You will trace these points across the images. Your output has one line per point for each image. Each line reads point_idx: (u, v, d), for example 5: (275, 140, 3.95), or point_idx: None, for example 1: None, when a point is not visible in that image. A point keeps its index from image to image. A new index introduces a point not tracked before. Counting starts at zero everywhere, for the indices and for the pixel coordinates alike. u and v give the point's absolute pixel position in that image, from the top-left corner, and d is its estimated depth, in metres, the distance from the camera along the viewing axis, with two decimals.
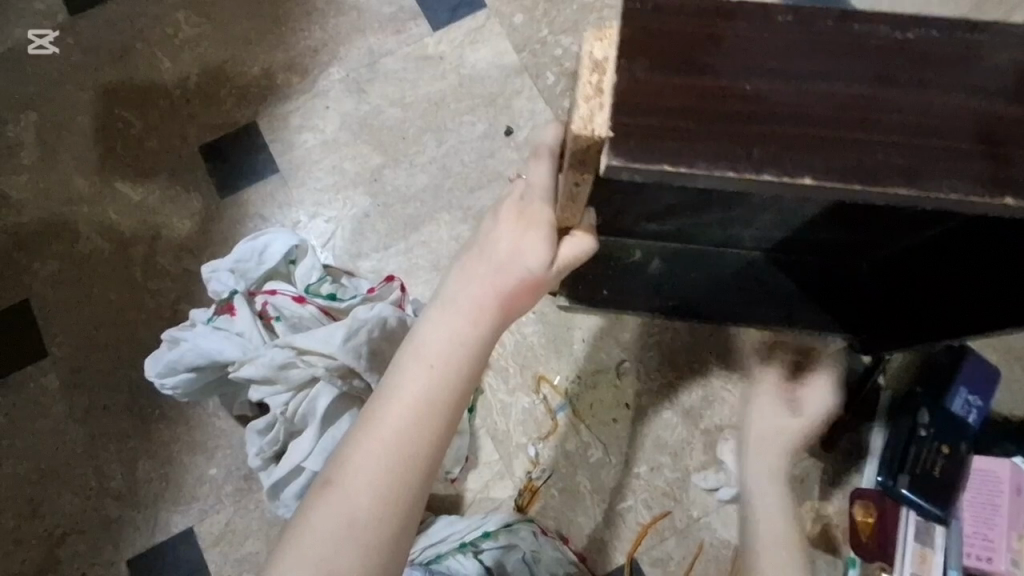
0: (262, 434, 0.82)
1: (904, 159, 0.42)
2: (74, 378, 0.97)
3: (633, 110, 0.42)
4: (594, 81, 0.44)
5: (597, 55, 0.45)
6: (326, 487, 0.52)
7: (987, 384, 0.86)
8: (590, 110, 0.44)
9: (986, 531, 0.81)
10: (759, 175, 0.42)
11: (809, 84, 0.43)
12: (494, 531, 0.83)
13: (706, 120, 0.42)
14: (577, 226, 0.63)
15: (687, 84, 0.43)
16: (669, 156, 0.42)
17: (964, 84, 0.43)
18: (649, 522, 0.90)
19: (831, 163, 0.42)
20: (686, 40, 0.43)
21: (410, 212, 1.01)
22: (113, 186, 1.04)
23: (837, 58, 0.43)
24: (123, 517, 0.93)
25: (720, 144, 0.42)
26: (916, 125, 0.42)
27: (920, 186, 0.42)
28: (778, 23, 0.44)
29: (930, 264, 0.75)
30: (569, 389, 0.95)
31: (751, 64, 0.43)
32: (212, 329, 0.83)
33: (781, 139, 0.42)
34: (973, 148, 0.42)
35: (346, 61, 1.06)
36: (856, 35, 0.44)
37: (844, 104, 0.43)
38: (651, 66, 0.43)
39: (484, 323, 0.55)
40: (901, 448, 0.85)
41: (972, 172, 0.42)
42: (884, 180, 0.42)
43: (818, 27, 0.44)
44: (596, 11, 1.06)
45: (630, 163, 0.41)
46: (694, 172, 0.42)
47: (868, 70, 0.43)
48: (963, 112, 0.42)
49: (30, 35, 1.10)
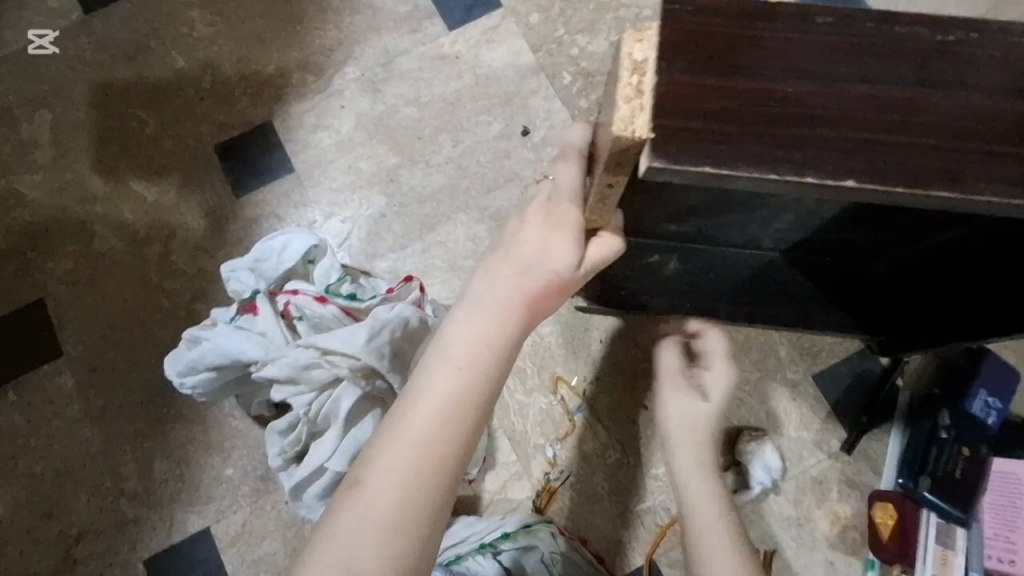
0: (283, 434, 0.82)
1: (945, 162, 0.42)
2: (89, 378, 0.97)
3: (673, 110, 0.42)
4: (634, 82, 0.44)
5: (637, 56, 0.44)
6: (354, 488, 0.52)
7: (1008, 386, 0.86)
8: (632, 111, 0.43)
9: (1008, 532, 0.82)
10: (801, 177, 0.42)
11: (849, 86, 0.43)
12: (514, 532, 0.83)
13: (747, 122, 0.42)
14: (604, 228, 0.63)
15: (728, 85, 0.42)
16: (710, 157, 0.42)
17: (1005, 86, 0.43)
18: (668, 523, 0.90)
19: (872, 166, 0.42)
20: (726, 41, 0.43)
21: (427, 212, 1.01)
22: (126, 186, 1.03)
23: (877, 59, 0.43)
24: (140, 517, 0.93)
25: (761, 146, 0.42)
26: (957, 127, 0.42)
27: (960, 189, 0.42)
28: (816, 25, 0.43)
29: (946, 265, 0.75)
30: (586, 390, 0.94)
31: (791, 65, 0.43)
32: (233, 328, 0.82)
33: (822, 141, 0.42)
34: (1014, 149, 0.42)
35: (361, 60, 1.06)
36: (896, 37, 0.43)
37: (885, 106, 0.42)
38: (691, 67, 0.43)
39: (512, 324, 0.55)
40: (921, 448, 0.86)
41: (1013, 173, 0.42)
42: (924, 183, 0.42)
43: (859, 28, 0.44)
44: (612, 10, 1.05)
45: (672, 163, 0.42)
46: (735, 173, 0.42)
47: (907, 72, 0.43)
48: (1005, 113, 0.42)
49: (30, 35, 1.09)
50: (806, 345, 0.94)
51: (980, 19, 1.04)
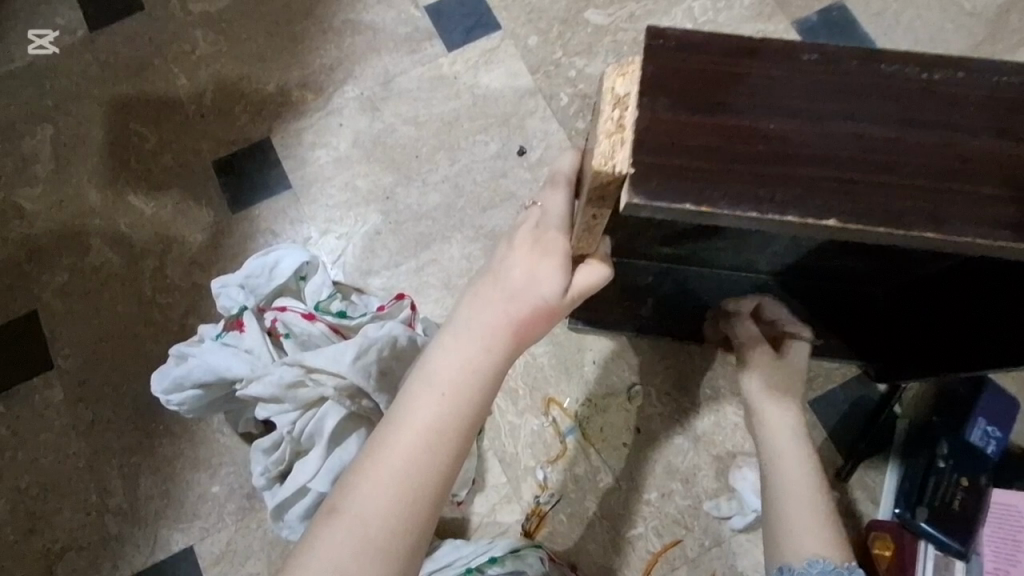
0: (267, 453, 0.81)
1: (929, 203, 0.42)
2: (79, 391, 0.96)
3: (654, 146, 0.42)
4: (615, 117, 0.45)
5: (619, 91, 0.45)
6: (331, 515, 0.51)
7: (1008, 418, 0.85)
8: (612, 146, 0.44)
9: (1008, 567, 0.79)
10: (782, 216, 0.41)
11: (833, 124, 0.42)
12: (501, 557, 0.80)
13: (730, 158, 0.42)
14: (591, 255, 0.62)
15: (711, 122, 0.42)
16: (691, 195, 0.41)
17: (987, 124, 0.42)
18: (660, 551, 0.88)
19: (856, 206, 0.42)
20: (710, 77, 0.43)
21: (422, 230, 1.01)
22: (124, 200, 1.04)
23: (862, 98, 0.43)
24: (124, 533, 0.91)
25: (744, 184, 0.42)
26: (942, 167, 0.42)
27: (943, 230, 0.41)
28: (802, 62, 0.43)
29: (939, 296, 0.74)
30: (578, 412, 0.93)
31: (773, 103, 0.43)
32: (220, 346, 0.82)
33: (806, 180, 0.42)
34: (1000, 192, 0.42)
35: (360, 79, 1.07)
36: (881, 74, 0.43)
37: (868, 144, 0.42)
38: (673, 102, 0.43)
39: (497, 350, 0.55)
40: (919, 478, 0.84)
41: (997, 216, 0.42)
42: (907, 224, 0.41)
43: (843, 65, 0.43)
44: (611, 33, 1.07)
45: (652, 201, 0.42)
46: (716, 212, 0.42)
47: (891, 110, 0.43)
48: (988, 152, 0.42)
49: (30, 35, 1.12)
50: None
51: (976, 47, 1.04)
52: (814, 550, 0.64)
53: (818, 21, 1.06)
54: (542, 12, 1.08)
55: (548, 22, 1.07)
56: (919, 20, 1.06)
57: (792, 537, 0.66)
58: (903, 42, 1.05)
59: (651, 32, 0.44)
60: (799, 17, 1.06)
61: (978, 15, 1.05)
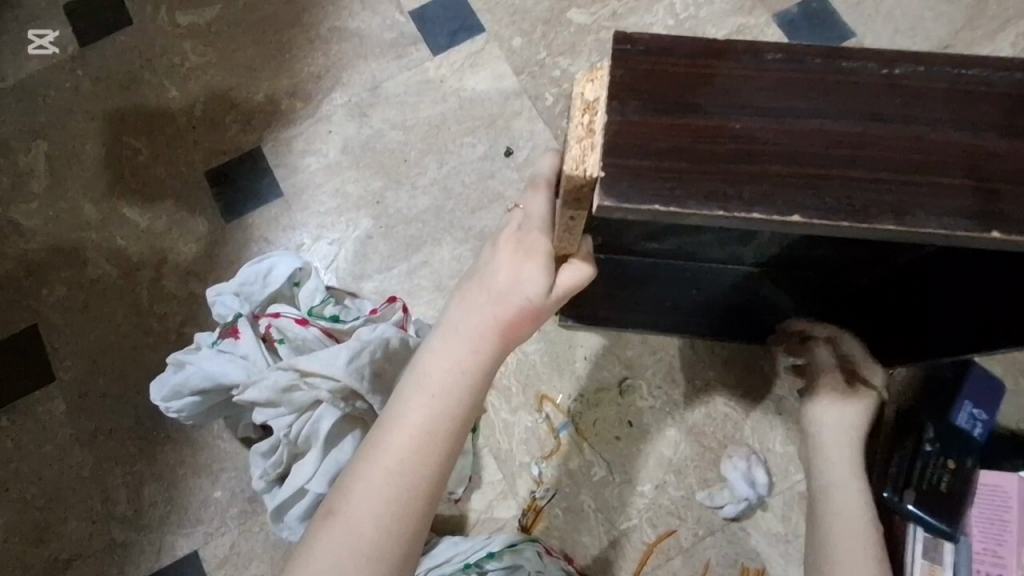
0: (266, 455, 0.83)
1: (893, 196, 0.43)
2: (80, 402, 0.98)
3: (622, 149, 0.43)
4: (585, 121, 0.46)
5: (589, 96, 0.47)
6: (328, 517, 0.52)
7: (993, 400, 0.86)
8: (583, 150, 0.46)
9: (996, 547, 0.81)
10: (748, 214, 0.43)
11: (797, 121, 0.44)
12: (498, 552, 0.81)
13: (699, 159, 0.43)
14: (574, 254, 0.63)
15: (678, 124, 0.44)
16: (660, 196, 0.43)
17: (946, 116, 0.44)
18: (655, 542, 0.90)
19: (820, 201, 0.43)
20: (677, 79, 0.44)
21: (413, 233, 1.02)
22: (119, 212, 1.06)
23: (825, 95, 0.44)
24: (129, 540, 0.93)
25: (711, 184, 0.43)
26: (904, 161, 0.43)
27: (905, 222, 0.43)
28: (766, 62, 0.45)
29: (924, 284, 0.75)
30: (571, 408, 0.95)
31: (738, 103, 0.44)
32: (217, 352, 0.84)
33: (772, 178, 0.43)
34: (960, 182, 0.43)
35: (348, 86, 1.08)
36: (843, 72, 0.44)
37: (831, 140, 0.43)
38: (641, 106, 0.44)
39: (485, 351, 0.56)
40: (907, 462, 0.84)
41: (958, 206, 0.43)
42: (871, 217, 0.43)
43: (806, 64, 0.45)
44: (594, 32, 1.08)
45: (623, 203, 0.43)
46: (685, 211, 0.43)
47: (855, 106, 0.44)
48: (947, 145, 0.43)
49: (30, 35, 1.14)
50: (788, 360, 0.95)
51: (954, 35, 1.05)
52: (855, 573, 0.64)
53: (798, 13, 1.07)
54: (526, 13, 1.09)
55: (531, 23, 1.09)
56: (898, 9, 1.07)
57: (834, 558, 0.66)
58: (883, 33, 1.06)
59: (619, 38, 0.46)
60: (780, 11, 1.08)
61: (956, 2, 1.06)
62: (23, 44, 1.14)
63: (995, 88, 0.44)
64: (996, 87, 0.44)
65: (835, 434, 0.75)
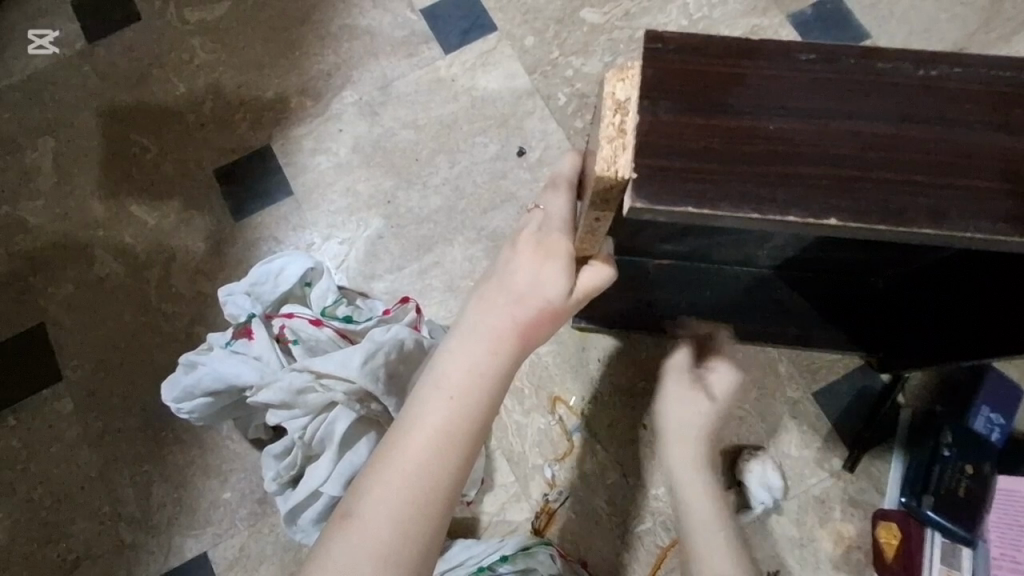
0: (279, 458, 0.82)
1: (929, 200, 0.42)
2: (88, 402, 0.97)
3: (656, 149, 0.43)
4: (616, 122, 0.46)
5: (620, 96, 0.46)
6: (344, 519, 0.52)
7: (1009, 405, 0.86)
8: (614, 151, 0.45)
9: (1015, 552, 0.79)
10: (783, 216, 0.42)
11: (832, 121, 0.43)
12: (512, 556, 0.80)
13: (732, 160, 0.42)
14: (595, 255, 0.62)
15: (711, 124, 0.43)
16: (694, 197, 0.42)
17: (984, 118, 0.43)
18: (668, 545, 0.89)
19: (856, 203, 0.42)
20: (710, 79, 0.44)
21: (424, 233, 1.01)
22: (126, 210, 1.05)
23: (859, 96, 0.43)
24: (137, 541, 0.92)
25: (745, 185, 0.42)
26: (940, 163, 0.42)
27: (943, 226, 0.42)
28: (799, 62, 0.44)
29: (942, 288, 0.76)
30: (584, 410, 0.94)
31: (772, 104, 0.43)
32: (229, 353, 0.83)
33: (807, 179, 0.42)
34: (999, 186, 0.42)
35: (358, 84, 1.08)
36: (878, 73, 0.44)
37: (867, 141, 0.43)
38: (674, 105, 0.43)
39: (504, 352, 0.55)
40: (924, 468, 0.85)
41: (996, 210, 0.42)
42: (907, 221, 0.42)
43: (840, 64, 0.44)
44: (606, 32, 1.07)
45: (656, 204, 0.42)
46: (719, 213, 0.42)
47: (890, 107, 0.43)
48: (986, 147, 0.43)
49: (33, 32, 1.13)
50: (804, 363, 0.94)
51: (970, 37, 1.05)
52: None
53: (812, 14, 1.07)
54: (538, 12, 1.08)
55: (543, 22, 1.08)
56: (913, 10, 1.06)
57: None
58: (898, 35, 1.05)
59: (650, 36, 0.45)
60: (794, 11, 1.07)
61: (972, 3, 1.06)
62: (24, 44, 1.13)
63: None
64: None
65: (687, 426, 0.72)
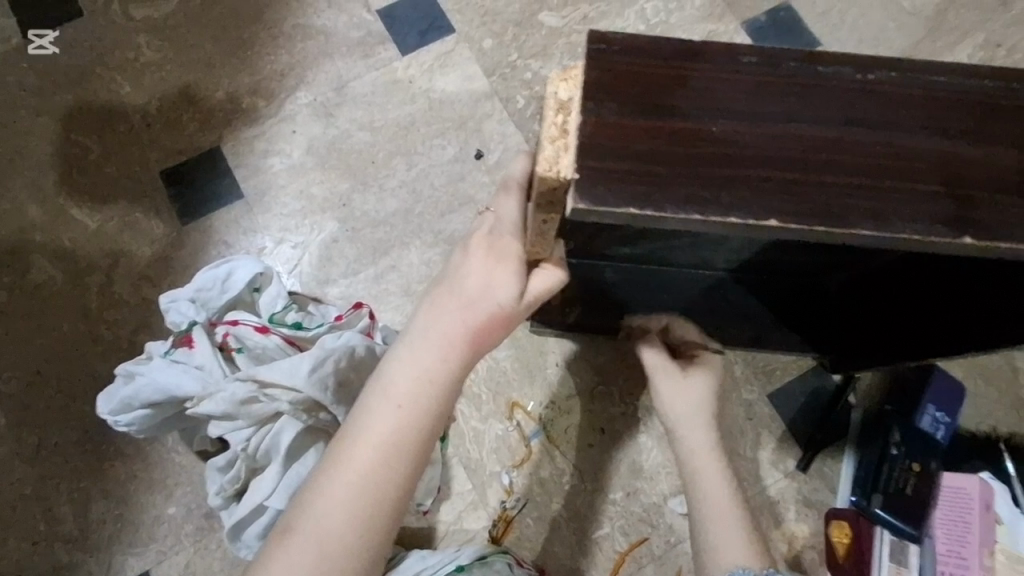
0: (222, 471, 0.79)
1: (870, 201, 0.42)
2: (22, 415, 0.92)
3: (599, 150, 0.42)
4: (559, 122, 0.45)
5: (563, 96, 0.45)
6: (286, 532, 0.50)
7: (955, 405, 0.88)
8: (556, 151, 0.44)
9: (959, 548, 0.81)
10: (726, 218, 0.42)
11: (774, 124, 0.43)
12: (468, 565, 0.78)
13: (675, 162, 0.42)
14: (546, 259, 0.61)
15: (655, 126, 0.42)
16: (637, 200, 0.41)
17: (922, 121, 0.44)
18: (626, 550, 0.89)
19: (798, 205, 0.42)
20: (654, 80, 0.43)
21: (380, 236, 0.99)
22: (66, 214, 1.00)
23: (801, 98, 0.44)
24: (75, 561, 0.88)
25: (689, 187, 0.42)
26: (881, 165, 0.43)
27: (883, 226, 0.42)
28: (742, 64, 0.44)
29: (888, 291, 0.77)
30: (542, 415, 0.93)
31: (715, 105, 0.43)
32: (168, 363, 0.79)
33: (751, 182, 0.42)
34: (937, 188, 0.43)
35: (313, 85, 1.05)
36: (819, 77, 0.44)
37: (807, 144, 0.43)
38: (618, 107, 0.43)
39: (455, 358, 0.54)
40: (874, 467, 0.87)
41: (935, 211, 0.43)
42: (849, 222, 0.42)
43: (783, 67, 0.44)
44: (565, 36, 1.07)
45: (599, 205, 0.41)
46: (663, 215, 0.42)
47: (831, 110, 0.43)
48: (923, 149, 0.43)
49: None
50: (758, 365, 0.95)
51: (915, 46, 1.08)
52: (735, 560, 0.62)
53: (765, 22, 1.08)
54: (496, 15, 1.08)
55: (502, 24, 1.07)
56: (862, 19, 1.09)
57: (714, 549, 0.64)
58: (847, 42, 1.08)
59: (593, 36, 0.44)
60: (748, 18, 1.08)
61: (917, 13, 1.09)
62: None
63: (965, 95, 0.44)
64: (967, 94, 0.44)
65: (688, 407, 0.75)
